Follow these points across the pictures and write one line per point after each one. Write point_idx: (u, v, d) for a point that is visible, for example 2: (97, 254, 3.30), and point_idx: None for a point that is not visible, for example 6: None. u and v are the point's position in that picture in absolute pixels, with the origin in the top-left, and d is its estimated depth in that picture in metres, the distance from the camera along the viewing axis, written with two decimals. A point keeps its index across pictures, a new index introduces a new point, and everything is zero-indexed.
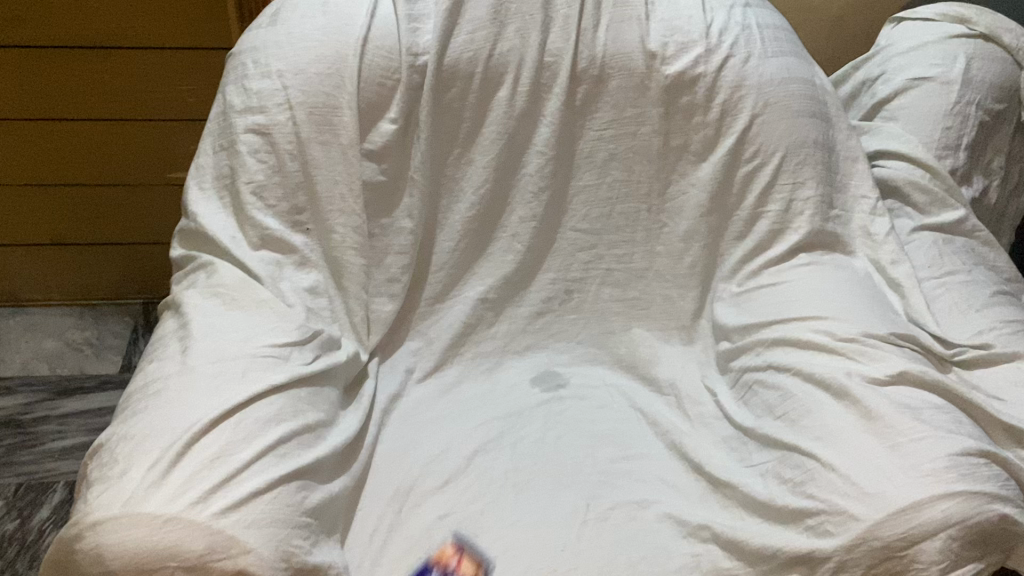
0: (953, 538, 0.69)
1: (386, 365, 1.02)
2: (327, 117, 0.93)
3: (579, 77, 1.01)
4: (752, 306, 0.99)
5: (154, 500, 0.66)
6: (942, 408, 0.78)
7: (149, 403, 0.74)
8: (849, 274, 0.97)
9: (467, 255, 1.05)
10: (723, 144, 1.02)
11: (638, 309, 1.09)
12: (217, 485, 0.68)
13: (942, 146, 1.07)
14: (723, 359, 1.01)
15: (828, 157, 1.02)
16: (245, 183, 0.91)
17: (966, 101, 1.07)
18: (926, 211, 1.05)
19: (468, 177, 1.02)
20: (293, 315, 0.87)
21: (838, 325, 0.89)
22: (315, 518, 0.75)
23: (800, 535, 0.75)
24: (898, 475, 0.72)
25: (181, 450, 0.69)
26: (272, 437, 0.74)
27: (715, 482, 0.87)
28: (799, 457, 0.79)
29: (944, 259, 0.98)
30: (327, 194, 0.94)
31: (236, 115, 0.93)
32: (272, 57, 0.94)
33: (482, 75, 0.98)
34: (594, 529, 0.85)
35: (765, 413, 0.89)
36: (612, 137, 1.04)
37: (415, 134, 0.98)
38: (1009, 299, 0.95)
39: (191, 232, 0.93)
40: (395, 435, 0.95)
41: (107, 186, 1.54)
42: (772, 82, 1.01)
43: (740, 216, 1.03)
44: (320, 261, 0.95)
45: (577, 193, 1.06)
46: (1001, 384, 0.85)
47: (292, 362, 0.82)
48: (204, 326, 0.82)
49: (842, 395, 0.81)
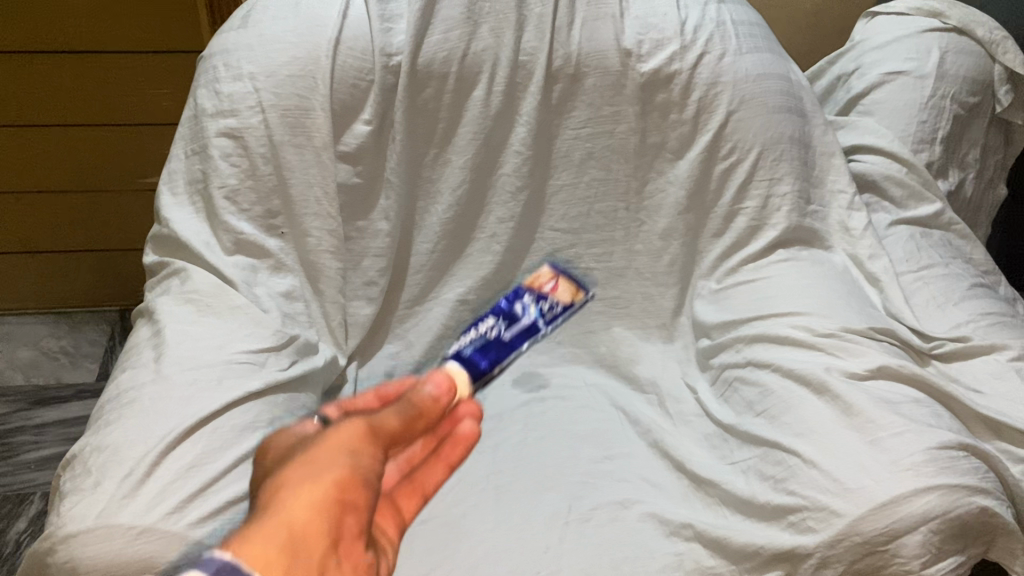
0: (934, 531, 0.69)
1: (366, 369, 1.02)
2: (300, 120, 0.92)
3: (554, 76, 1.00)
4: (730, 304, 0.99)
5: (129, 512, 0.65)
6: (921, 402, 0.78)
7: (122, 412, 0.73)
8: (827, 270, 0.96)
9: (446, 257, 1.04)
10: (699, 141, 1.02)
11: (618, 308, 1.09)
12: (193, 495, 0.67)
13: (918, 140, 1.07)
14: (702, 356, 1.01)
15: (804, 153, 1.02)
16: (217, 188, 0.89)
17: (940, 95, 1.08)
18: (903, 205, 1.05)
19: (444, 178, 1.01)
20: (268, 320, 0.86)
21: (817, 321, 0.89)
22: None
23: (782, 532, 0.74)
24: (878, 469, 0.71)
25: (156, 461, 0.68)
26: (249, 444, 0.73)
27: (696, 480, 0.87)
28: (780, 454, 0.79)
29: (922, 253, 0.99)
30: (301, 197, 0.93)
31: (208, 119, 0.92)
32: (244, 60, 0.93)
33: (457, 75, 0.97)
34: (576, 530, 0.84)
35: (745, 410, 0.88)
36: (589, 136, 1.04)
37: (389, 136, 0.97)
38: (986, 291, 0.95)
39: (164, 238, 0.92)
40: None
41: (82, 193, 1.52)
42: (748, 78, 1.00)
43: (717, 213, 1.03)
44: (296, 265, 0.94)
45: (555, 192, 1.06)
46: (980, 376, 0.85)
47: (269, 368, 0.81)
48: (178, 334, 0.80)
49: (822, 391, 0.81)
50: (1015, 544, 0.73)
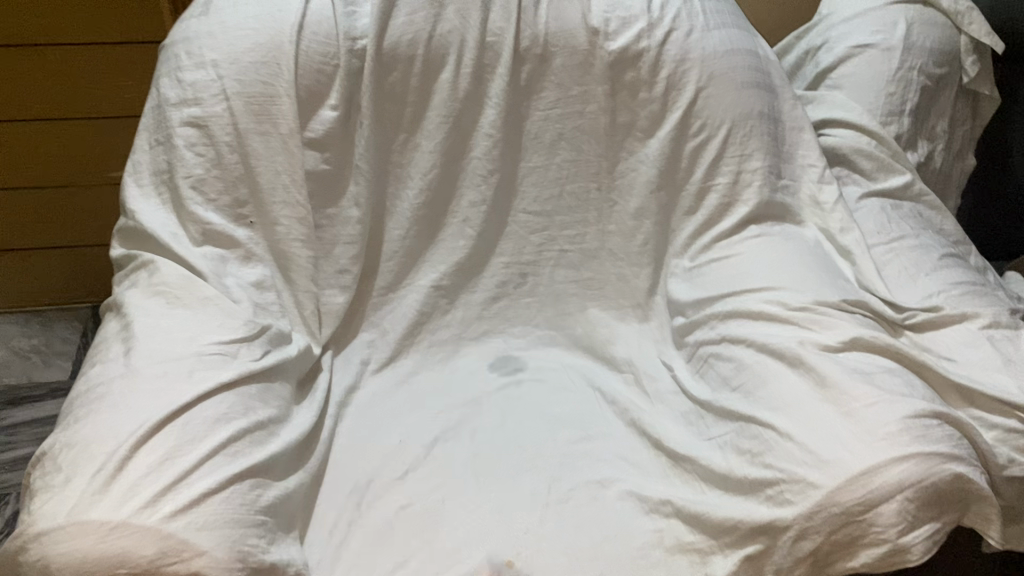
0: (909, 500, 0.69)
1: (340, 357, 1.01)
2: (265, 107, 0.91)
3: (522, 57, 1.00)
4: (705, 281, 0.99)
5: (101, 507, 0.64)
6: (894, 371, 0.79)
7: (92, 407, 0.72)
8: (799, 245, 0.97)
9: (419, 242, 1.03)
10: (669, 119, 1.02)
11: (593, 289, 1.09)
12: (166, 488, 0.66)
13: (886, 112, 1.07)
14: (677, 334, 1.01)
15: (774, 128, 1.02)
16: (183, 178, 0.88)
17: (908, 67, 1.08)
18: (872, 177, 1.06)
19: (414, 162, 1.00)
20: (239, 311, 0.85)
21: (790, 295, 0.89)
22: (270, 517, 0.73)
23: (760, 505, 0.75)
24: (854, 440, 0.72)
25: (127, 455, 0.67)
26: (222, 436, 0.72)
27: (675, 457, 0.87)
28: (756, 428, 0.79)
29: (892, 225, 0.99)
30: (269, 186, 0.92)
31: (172, 108, 0.90)
32: (206, 47, 0.91)
33: (424, 57, 0.96)
34: (556, 512, 0.84)
35: (721, 385, 0.89)
36: (559, 116, 1.03)
37: (357, 121, 0.96)
38: (957, 261, 0.96)
39: (130, 231, 0.90)
40: (352, 428, 0.93)
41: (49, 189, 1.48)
42: (715, 54, 1.01)
43: (689, 190, 1.03)
44: (266, 254, 0.93)
45: (527, 174, 1.05)
46: (952, 345, 0.86)
47: (241, 359, 0.81)
48: (147, 326, 0.79)
49: (796, 364, 0.82)
50: (989, 509, 0.73)
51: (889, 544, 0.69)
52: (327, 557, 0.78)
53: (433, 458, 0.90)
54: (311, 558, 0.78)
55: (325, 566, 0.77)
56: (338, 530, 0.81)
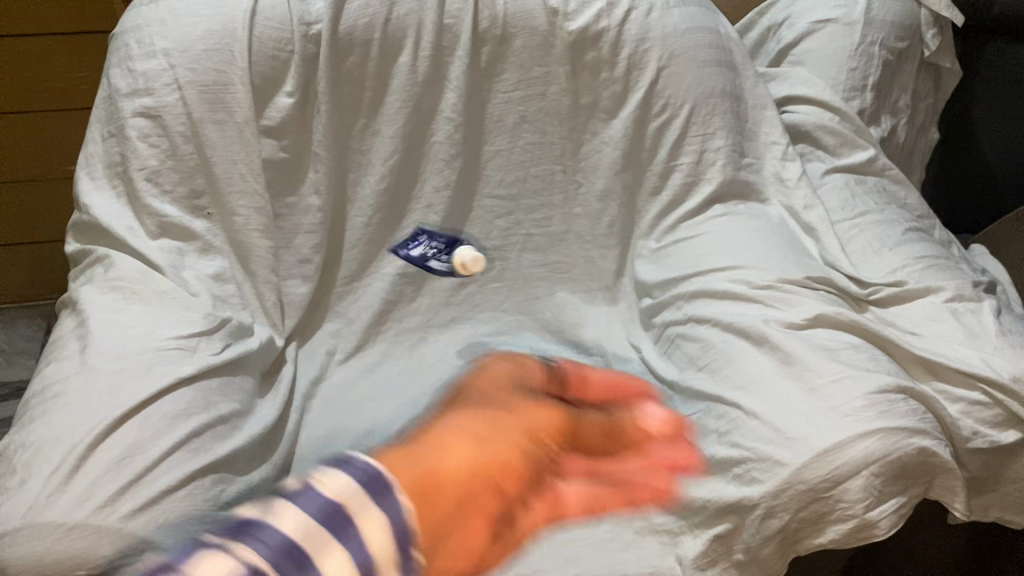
0: (875, 475, 0.69)
1: (306, 348, 0.99)
2: (219, 95, 0.89)
3: (481, 38, 0.98)
4: (672, 262, 0.99)
5: (57, 508, 0.62)
6: (859, 347, 0.79)
7: (48, 406, 0.71)
8: (763, 223, 0.97)
9: (383, 229, 1.02)
10: (631, 99, 1.01)
11: (561, 272, 1.08)
12: (125, 487, 0.65)
13: (849, 87, 1.07)
14: (646, 316, 1.01)
15: (736, 106, 1.02)
16: (136, 170, 0.87)
17: (869, 41, 1.07)
18: (836, 153, 1.06)
19: (375, 148, 0.99)
20: (198, 304, 0.83)
21: (755, 273, 0.90)
22: (234, 512, 0.72)
23: (729, 484, 0.75)
24: (819, 417, 0.72)
25: (83, 454, 0.66)
26: (182, 431, 0.71)
27: (644, 439, 0.87)
28: (723, 407, 0.79)
29: (857, 200, 0.99)
30: (225, 175, 0.90)
31: (123, 99, 0.88)
32: (156, 36, 0.89)
33: (381, 41, 0.95)
34: None
35: (688, 365, 0.89)
36: (520, 99, 1.02)
37: (315, 107, 0.95)
38: (921, 235, 0.96)
39: (84, 225, 0.88)
40: (319, 420, 0.92)
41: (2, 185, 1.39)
42: (676, 33, 1.00)
43: (653, 170, 1.03)
44: (225, 246, 0.91)
45: (490, 158, 1.04)
46: (916, 319, 0.85)
47: (201, 353, 0.79)
48: (103, 322, 0.78)
49: (761, 342, 0.82)
50: (954, 481, 0.73)
51: (856, 519, 0.70)
52: None
53: None
54: None
55: None
56: None
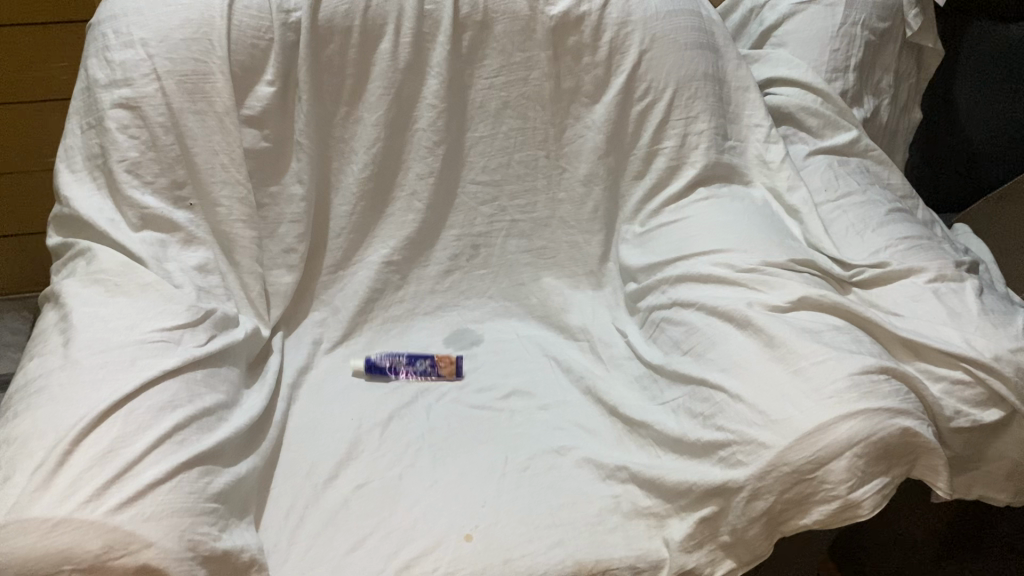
0: (859, 456, 0.69)
1: (292, 338, 1.00)
2: (198, 85, 0.88)
3: (462, 24, 0.97)
4: (656, 246, 0.99)
5: (42, 504, 0.62)
6: (841, 328, 0.79)
7: (31, 402, 0.70)
8: (746, 206, 0.97)
9: (366, 217, 1.02)
10: (614, 83, 1.00)
11: (545, 258, 1.09)
12: (111, 481, 0.65)
13: (831, 69, 1.07)
14: (631, 300, 1.02)
15: (719, 89, 1.02)
16: (117, 162, 0.85)
17: (850, 22, 1.07)
18: (820, 134, 1.06)
19: (357, 136, 0.98)
20: (181, 296, 0.82)
21: (738, 257, 0.90)
22: (221, 503, 0.72)
23: (714, 468, 0.75)
24: (803, 398, 0.72)
25: (68, 449, 0.66)
26: (167, 424, 0.71)
27: (630, 423, 0.88)
28: (707, 391, 0.80)
29: (840, 181, 1.00)
30: (207, 166, 0.89)
31: (101, 90, 0.87)
32: (133, 25, 0.88)
33: (361, 28, 0.94)
34: (513, 482, 0.84)
35: (673, 349, 0.89)
36: (502, 84, 1.01)
37: (295, 96, 0.94)
38: (903, 216, 0.96)
39: (66, 218, 0.88)
40: (306, 409, 0.92)
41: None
42: (658, 15, 0.99)
43: (637, 155, 1.03)
44: (208, 237, 0.91)
45: (473, 144, 1.03)
46: (899, 299, 0.86)
47: (185, 345, 0.79)
48: (86, 316, 0.77)
49: (745, 325, 0.82)
50: (936, 461, 0.74)
51: (840, 500, 0.70)
52: (282, 540, 0.78)
53: (389, 434, 0.90)
54: (267, 542, 0.77)
55: (281, 549, 0.77)
56: (294, 512, 0.80)
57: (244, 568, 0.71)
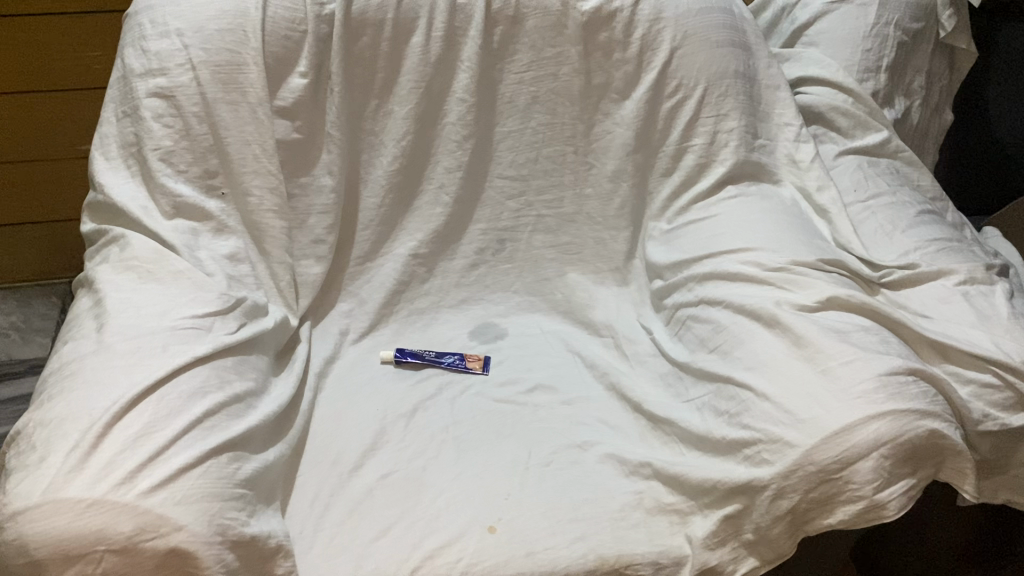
0: (885, 457, 0.69)
1: (319, 328, 1.00)
2: (232, 76, 0.89)
3: (494, 19, 0.98)
4: (682, 243, 0.99)
5: (76, 485, 0.63)
6: (869, 329, 0.79)
7: (65, 385, 0.71)
8: (775, 205, 0.97)
9: (394, 210, 1.03)
10: (644, 80, 1.00)
11: (571, 254, 1.09)
12: (143, 463, 0.66)
13: (863, 69, 1.06)
14: (657, 297, 1.02)
15: (749, 87, 1.01)
16: (151, 150, 0.86)
17: (884, 22, 1.06)
18: (849, 135, 1.06)
19: (387, 129, 0.99)
20: (212, 284, 0.83)
21: (766, 256, 0.90)
22: (249, 489, 0.73)
23: (738, 466, 0.75)
24: (829, 398, 0.72)
25: (101, 432, 0.67)
26: (198, 410, 0.72)
27: (654, 420, 0.88)
28: (733, 389, 0.80)
29: (869, 182, 0.99)
30: (239, 156, 0.90)
31: (137, 79, 0.88)
32: (169, 16, 0.89)
33: (393, 22, 0.95)
34: (538, 476, 0.84)
35: (699, 347, 0.89)
36: (532, 80, 1.02)
37: (327, 88, 0.95)
38: (934, 218, 0.96)
39: (100, 205, 0.89)
40: (332, 399, 0.93)
41: (11, 162, 1.38)
42: (690, 12, 0.99)
43: (666, 152, 1.03)
44: (239, 226, 0.92)
45: (502, 139, 1.04)
46: (928, 301, 0.85)
47: (215, 332, 0.80)
48: (119, 302, 0.78)
49: (772, 324, 0.82)
50: (963, 464, 0.73)
51: (866, 500, 0.70)
52: (308, 527, 0.78)
53: (413, 425, 0.91)
54: (293, 528, 0.78)
55: (307, 536, 0.77)
56: (320, 501, 0.81)
57: (271, 554, 0.71)
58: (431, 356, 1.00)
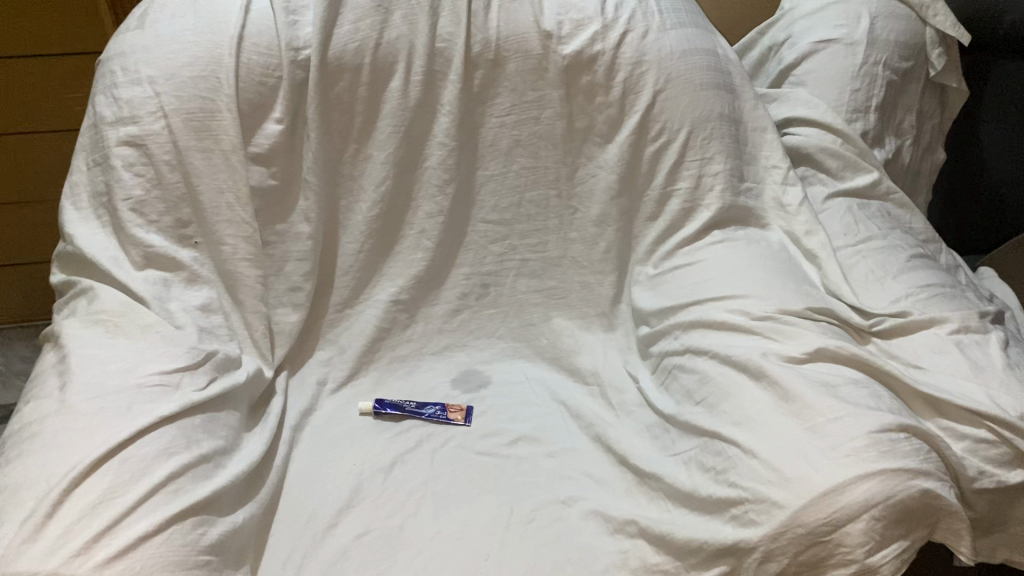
0: (876, 518, 0.66)
1: (296, 378, 0.98)
2: (205, 123, 0.88)
3: (474, 63, 0.96)
4: (668, 289, 0.97)
5: (29, 557, 0.60)
6: (860, 382, 0.76)
7: (24, 448, 0.68)
8: (761, 249, 0.95)
9: (374, 256, 1.00)
10: (627, 123, 0.98)
11: (556, 298, 1.07)
12: (101, 533, 0.62)
13: (852, 109, 1.05)
14: (643, 344, 0.99)
15: (735, 129, 0.99)
16: (121, 201, 0.85)
17: (872, 62, 1.05)
18: (839, 176, 1.04)
19: (366, 174, 0.97)
20: (182, 338, 0.81)
21: (753, 304, 0.87)
22: (215, 555, 0.69)
23: (725, 526, 0.72)
24: (818, 457, 0.69)
25: (59, 498, 0.63)
26: (163, 472, 0.69)
27: (638, 474, 0.84)
28: (720, 444, 0.77)
29: (859, 225, 0.97)
30: (213, 205, 0.89)
31: (108, 127, 0.87)
32: (141, 63, 0.88)
33: (371, 66, 0.93)
34: (518, 534, 0.81)
35: (685, 399, 0.86)
36: (514, 123, 1.00)
37: (304, 134, 0.93)
38: (926, 262, 0.93)
39: (69, 256, 0.87)
40: (307, 454, 0.90)
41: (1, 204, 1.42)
42: (673, 55, 0.97)
43: (650, 196, 1.00)
44: (212, 276, 0.90)
45: (484, 183, 1.02)
46: (920, 351, 0.83)
47: (183, 389, 0.77)
48: (85, 359, 0.75)
49: (759, 376, 0.79)
50: (959, 524, 0.70)
51: (857, 564, 0.67)
52: None
53: (391, 481, 0.88)
54: None
55: None
56: (292, 563, 0.78)
57: None
58: (411, 408, 0.97)
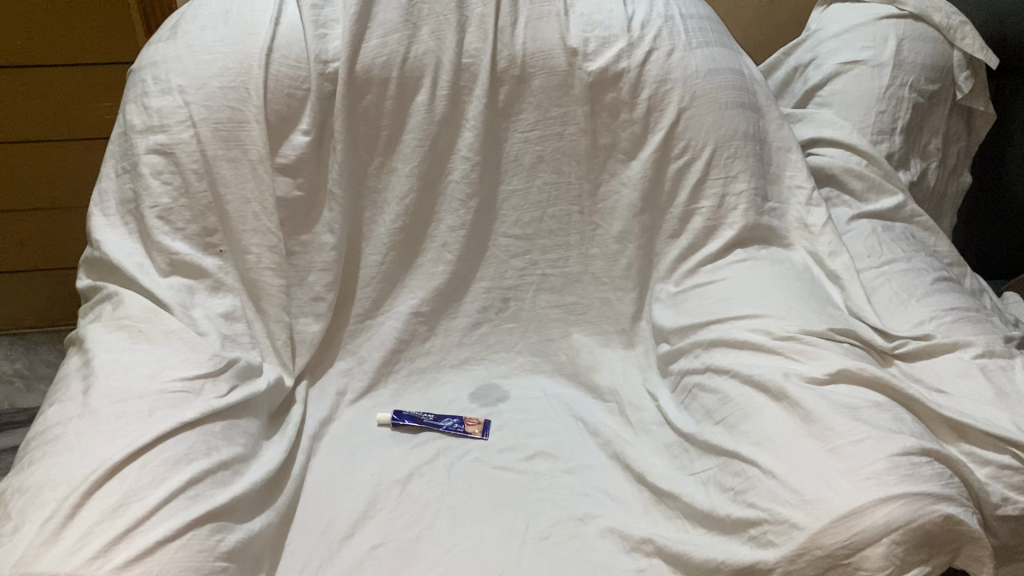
0: (898, 543, 0.65)
1: (316, 387, 0.99)
2: (233, 133, 0.89)
3: (499, 78, 0.97)
4: (688, 307, 0.96)
5: (48, 558, 0.60)
6: (882, 405, 0.76)
7: (47, 450, 0.69)
8: (785, 269, 0.94)
9: (396, 268, 1.01)
10: (651, 141, 0.99)
11: (576, 314, 1.07)
12: (119, 536, 0.63)
13: (877, 131, 1.05)
14: (663, 362, 0.99)
15: (759, 149, 0.99)
16: (149, 208, 0.86)
17: (898, 84, 1.06)
18: (863, 198, 1.03)
19: (390, 187, 0.98)
20: (204, 345, 0.82)
21: (775, 323, 0.87)
22: (232, 562, 0.69)
23: (743, 546, 0.71)
24: (839, 479, 0.69)
25: (80, 500, 0.64)
26: (181, 477, 0.69)
27: (657, 492, 0.84)
28: (739, 464, 0.76)
29: (883, 247, 0.96)
30: (238, 214, 0.90)
31: (137, 135, 0.88)
32: (172, 73, 0.89)
33: (398, 80, 0.93)
34: (535, 549, 0.81)
35: (705, 417, 0.86)
36: (538, 139, 1.01)
37: (330, 145, 0.94)
38: (950, 285, 0.93)
39: (96, 261, 0.88)
40: (325, 464, 0.91)
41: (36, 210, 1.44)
42: (698, 73, 0.97)
43: (673, 213, 1.00)
44: (236, 284, 0.91)
45: (507, 197, 1.03)
46: (944, 375, 0.82)
47: (205, 396, 0.77)
48: (109, 363, 0.76)
49: (780, 396, 0.79)
50: (981, 551, 0.69)
51: None
52: None
53: (407, 493, 0.88)
54: None
55: None
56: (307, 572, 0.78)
57: None
58: (429, 420, 0.97)
